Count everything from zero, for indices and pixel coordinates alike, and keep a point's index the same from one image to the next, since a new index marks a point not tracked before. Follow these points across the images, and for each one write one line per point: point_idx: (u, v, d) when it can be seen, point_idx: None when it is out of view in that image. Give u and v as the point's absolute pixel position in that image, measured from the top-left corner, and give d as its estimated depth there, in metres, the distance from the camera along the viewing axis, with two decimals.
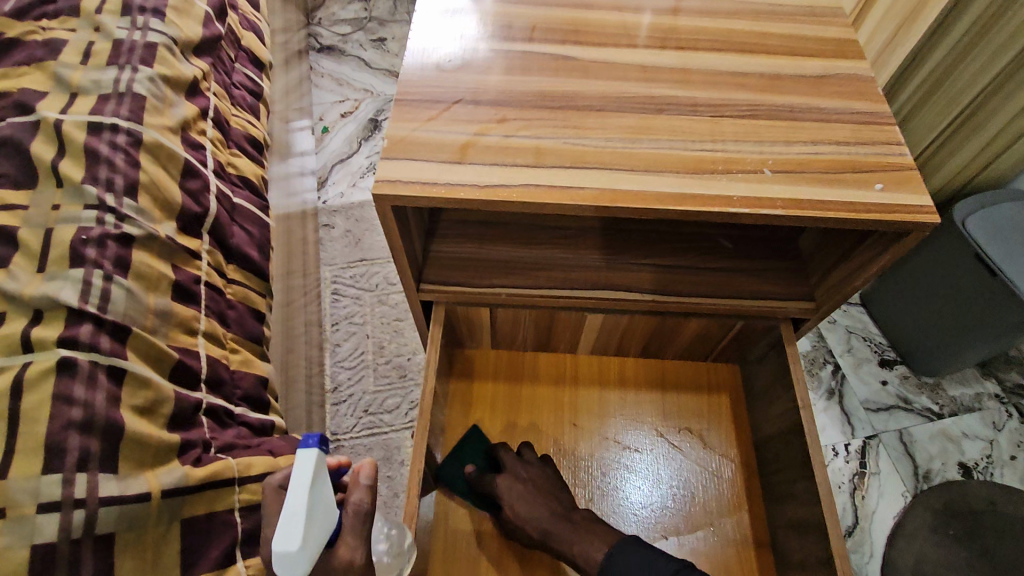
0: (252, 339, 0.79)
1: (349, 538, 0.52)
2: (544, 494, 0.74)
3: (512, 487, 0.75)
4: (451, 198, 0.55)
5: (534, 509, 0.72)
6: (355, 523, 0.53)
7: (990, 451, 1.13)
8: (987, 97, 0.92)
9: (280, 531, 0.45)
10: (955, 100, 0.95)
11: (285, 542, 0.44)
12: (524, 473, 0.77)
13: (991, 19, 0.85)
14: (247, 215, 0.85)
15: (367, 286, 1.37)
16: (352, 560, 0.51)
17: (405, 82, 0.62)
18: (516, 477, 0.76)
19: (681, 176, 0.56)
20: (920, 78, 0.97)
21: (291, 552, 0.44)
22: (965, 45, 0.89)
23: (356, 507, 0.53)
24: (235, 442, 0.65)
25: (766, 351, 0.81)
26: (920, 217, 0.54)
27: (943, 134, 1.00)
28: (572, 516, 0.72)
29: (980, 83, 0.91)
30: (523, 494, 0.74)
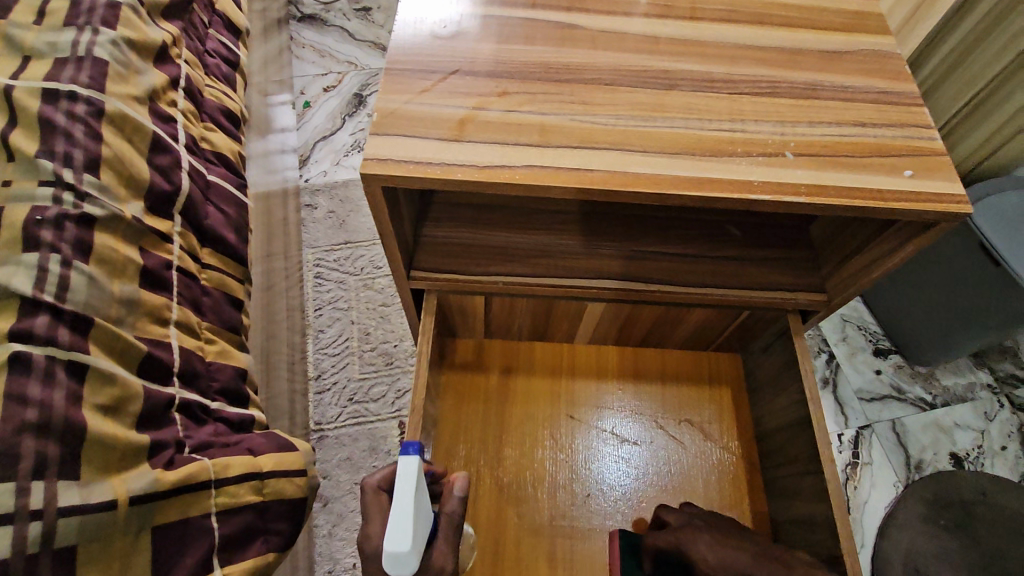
0: (230, 327, 0.74)
1: (442, 543, 0.55)
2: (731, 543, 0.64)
3: (695, 538, 0.65)
4: (448, 179, 0.49)
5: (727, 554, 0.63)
6: (448, 528, 0.56)
7: (982, 442, 1.11)
8: (1003, 80, 0.91)
9: (391, 532, 0.49)
10: (973, 80, 0.95)
11: (395, 543, 0.48)
12: (700, 523, 0.67)
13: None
14: (223, 194, 0.79)
15: (352, 270, 1.32)
16: (443, 566, 0.54)
17: (396, 49, 0.56)
18: (692, 528, 0.67)
19: (697, 159, 0.51)
20: (941, 55, 0.97)
21: (401, 553, 0.48)
22: (987, 23, 0.88)
23: (451, 513, 0.57)
24: (212, 441, 0.60)
25: (772, 342, 0.78)
26: (951, 206, 0.51)
27: (957, 114, 1.00)
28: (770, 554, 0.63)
29: (997, 66, 0.90)
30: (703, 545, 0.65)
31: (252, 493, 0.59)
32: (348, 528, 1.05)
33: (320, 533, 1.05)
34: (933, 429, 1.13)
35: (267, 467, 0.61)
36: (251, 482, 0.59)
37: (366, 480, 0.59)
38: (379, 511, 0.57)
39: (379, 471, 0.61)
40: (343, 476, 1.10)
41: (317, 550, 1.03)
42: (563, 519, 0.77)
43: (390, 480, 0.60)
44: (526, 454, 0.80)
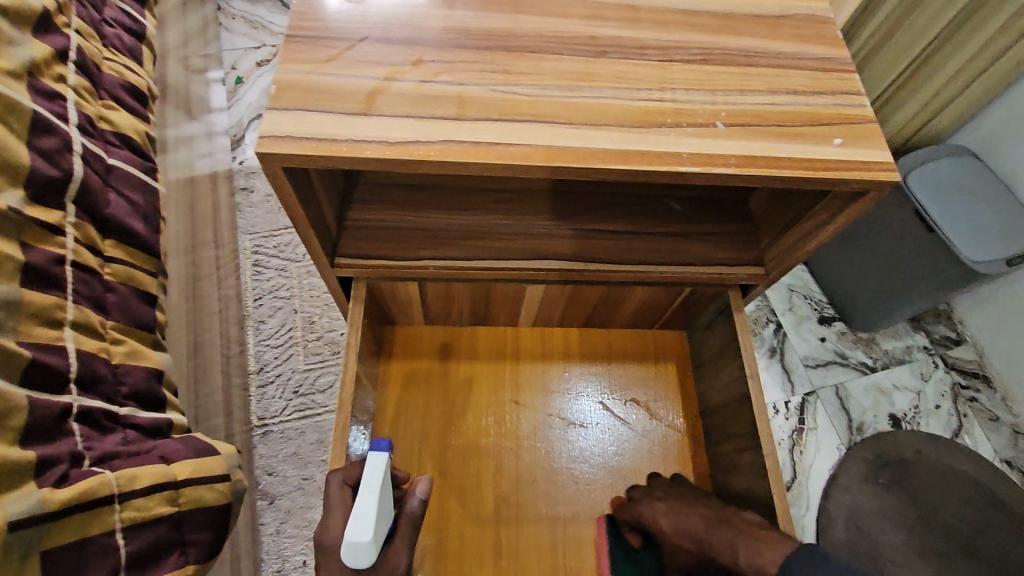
0: (141, 325, 0.68)
1: (399, 542, 0.55)
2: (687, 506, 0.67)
3: (655, 506, 0.68)
4: (357, 157, 0.45)
5: (686, 521, 0.66)
6: (407, 529, 0.56)
7: (919, 402, 1.14)
8: (925, 61, 0.94)
9: (354, 521, 0.50)
10: (896, 61, 0.97)
11: (356, 534, 0.49)
12: (690, 489, 0.71)
13: None
14: (127, 178, 0.72)
15: (293, 256, 1.25)
16: (397, 564, 0.53)
17: (299, 16, 0.51)
18: (652, 499, 0.70)
19: (625, 130, 0.49)
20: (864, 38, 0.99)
21: (361, 543, 0.49)
22: (910, 4, 0.90)
23: (411, 514, 0.56)
24: (117, 451, 0.56)
25: (715, 318, 0.77)
26: (881, 174, 0.50)
27: (884, 95, 1.02)
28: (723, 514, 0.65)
29: (919, 46, 0.93)
30: (669, 509, 0.68)
31: (165, 503, 0.56)
32: (298, 524, 1.02)
33: (268, 531, 1.01)
34: (873, 392, 1.15)
35: (182, 475, 0.57)
36: (165, 493, 0.56)
37: (331, 474, 0.58)
38: (340, 505, 0.56)
39: (346, 466, 0.59)
40: (290, 471, 1.06)
41: (264, 549, 1.00)
42: (513, 507, 0.75)
43: (356, 476, 0.58)
44: (472, 443, 0.78)
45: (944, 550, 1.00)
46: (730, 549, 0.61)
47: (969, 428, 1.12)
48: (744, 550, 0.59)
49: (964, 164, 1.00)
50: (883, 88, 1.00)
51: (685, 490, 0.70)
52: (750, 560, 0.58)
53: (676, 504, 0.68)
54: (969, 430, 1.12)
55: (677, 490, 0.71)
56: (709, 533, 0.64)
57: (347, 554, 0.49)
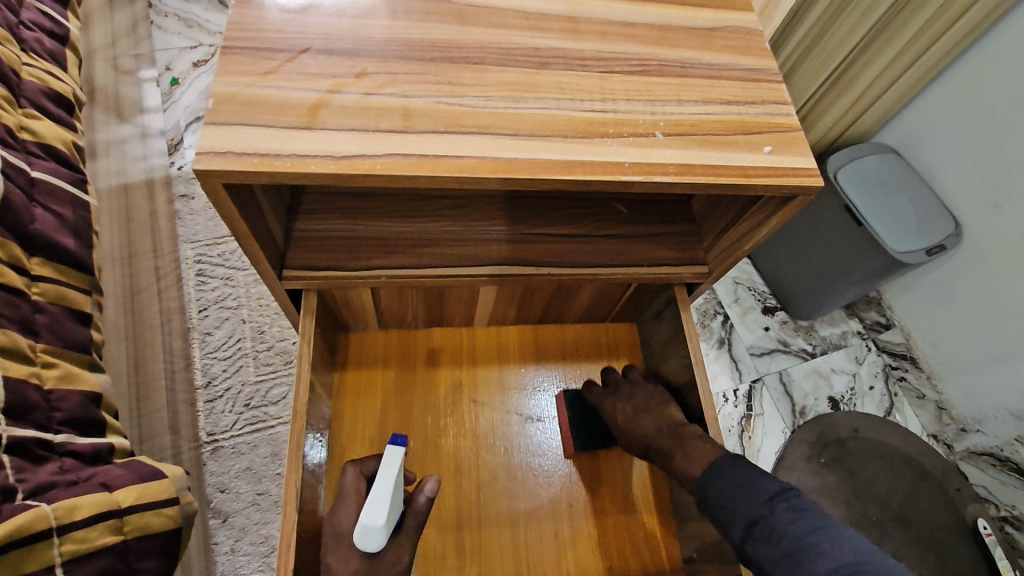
0: (77, 346, 0.64)
1: (404, 535, 0.59)
2: (655, 409, 0.73)
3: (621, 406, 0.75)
4: (300, 172, 0.44)
5: (642, 423, 0.72)
6: (412, 524, 0.60)
7: (854, 383, 1.22)
8: (846, 69, 1.00)
9: (369, 507, 0.56)
10: (819, 71, 1.03)
11: (370, 518, 0.55)
12: (633, 393, 0.76)
13: None
14: (54, 191, 0.68)
15: (239, 265, 1.21)
16: (398, 558, 0.58)
17: (235, 27, 0.50)
18: (621, 398, 0.76)
19: (569, 140, 0.50)
20: (788, 51, 1.04)
21: (372, 526, 0.55)
22: (826, 20, 0.95)
23: (417, 511, 0.60)
24: (54, 481, 0.53)
25: (662, 313, 0.80)
26: (808, 179, 0.53)
27: (809, 101, 1.08)
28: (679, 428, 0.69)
29: (838, 58, 0.98)
30: (637, 408, 0.74)
31: (108, 533, 0.53)
32: (254, 540, 0.99)
33: (222, 550, 0.98)
34: (814, 376, 1.21)
35: (126, 502, 0.55)
36: (108, 522, 0.53)
37: (349, 465, 0.64)
38: (353, 495, 0.62)
39: (362, 460, 0.65)
40: (244, 486, 1.03)
41: (219, 568, 0.97)
42: (473, 506, 0.76)
43: (370, 470, 0.65)
44: (431, 446, 0.78)
45: (877, 520, 1.08)
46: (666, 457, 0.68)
47: (900, 406, 1.22)
48: (679, 461, 0.66)
49: (887, 161, 1.07)
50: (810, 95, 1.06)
51: (657, 391, 0.76)
52: (684, 467, 0.65)
53: (646, 403, 0.74)
54: (900, 409, 1.21)
55: (647, 390, 0.76)
56: (649, 433, 0.71)
57: (359, 535, 0.56)
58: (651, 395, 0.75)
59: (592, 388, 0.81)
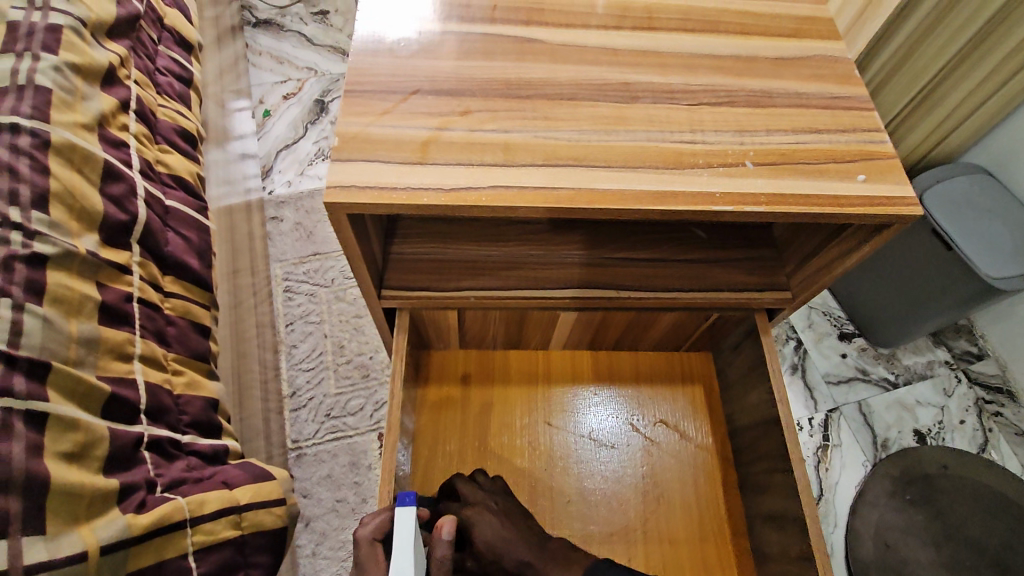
0: (198, 356, 0.71)
1: None
2: (513, 527, 0.70)
3: (481, 516, 0.70)
4: (414, 204, 0.49)
5: (510, 545, 0.68)
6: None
7: (942, 417, 1.15)
8: (938, 84, 0.95)
9: None
10: (903, 93, 1.00)
11: None
12: (493, 505, 0.71)
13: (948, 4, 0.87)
14: (182, 218, 0.77)
15: (322, 283, 1.30)
16: None
17: (355, 72, 0.56)
18: (483, 509, 0.70)
19: (661, 171, 0.52)
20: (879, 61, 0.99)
21: None
22: (914, 40, 0.93)
23: (441, 561, 0.59)
24: (184, 477, 0.59)
25: (741, 339, 0.80)
26: (906, 208, 0.53)
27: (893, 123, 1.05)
28: (547, 544, 0.70)
29: (931, 72, 0.94)
30: (496, 524, 0.69)
31: (230, 527, 0.59)
32: (332, 546, 1.04)
33: (304, 552, 1.03)
34: (896, 407, 1.16)
35: (243, 500, 0.61)
36: (229, 517, 0.59)
37: (360, 530, 0.60)
38: (375, 564, 0.59)
39: (374, 519, 0.61)
40: (325, 493, 1.09)
41: (302, 570, 1.02)
42: (546, 524, 0.78)
43: (384, 528, 0.60)
44: (506, 465, 0.81)
45: (972, 566, 0.98)
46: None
47: (997, 443, 1.12)
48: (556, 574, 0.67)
49: (978, 181, 1.02)
50: (898, 109, 1.02)
51: (506, 504, 0.72)
52: None
53: (492, 523, 0.69)
54: (996, 445, 1.12)
55: (499, 503, 0.72)
56: (522, 551, 0.68)
57: None
58: (510, 513, 0.72)
59: (459, 487, 0.73)
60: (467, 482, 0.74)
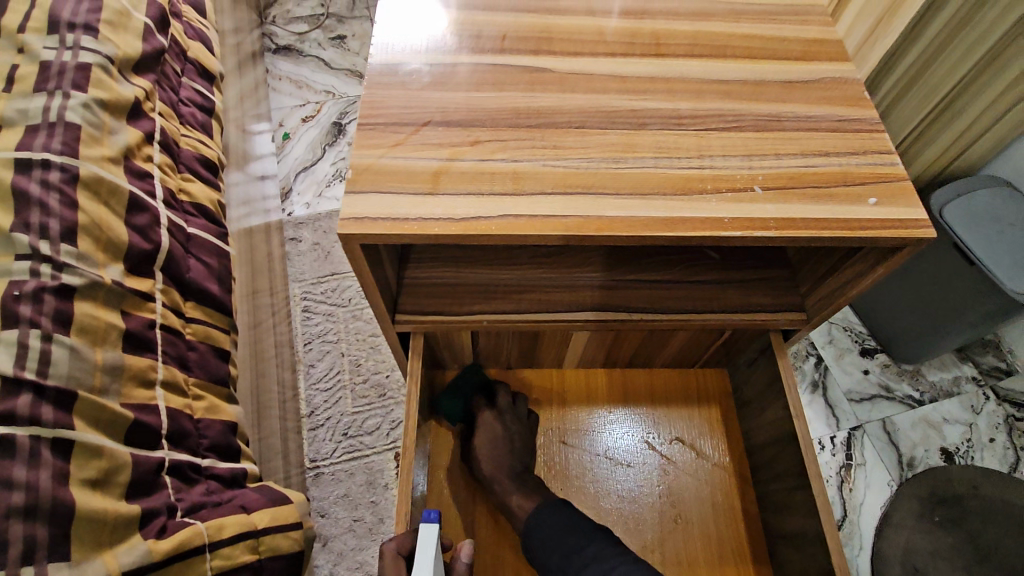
0: (218, 380, 0.73)
1: None
2: (509, 451, 0.76)
3: (490, 428, 0.78)
4: (425, 234, 0.50)
5: (497, 458, 0.76)
6: None
7: (970, 435, 1.11)
8: (948, 105, 0.94)
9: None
10: (917, 109, 0.98)
11: None
12: (508, 420, 0.79)
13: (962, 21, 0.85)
14: (204, 244, 0.79)
15: (339, 302, 1.31)
16: None
17: (368, 104, 0.57)
18: (498, 422, 0.78)
19: (669, 198, 0.53)
20: (888, 83, 0.99)
21: None
22: (928, 57, 0.91)
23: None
24: (203, 502, 0.61)
25: (756, 358, 0.79)
26: (918, 231, 0.52)
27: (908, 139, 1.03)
28: (524, 476, 0.75)
29: (941, 92, 0.93)
30: (505, 441, 0.77)
31: (247, 552, 0.60)
32: (349, 566, 1.04)
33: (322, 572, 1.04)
34: (922, 425, 1.13)
35: (261, 524, 0.62)
36: (247, 541, 0.60)
37: (386, 544, 0.62)
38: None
39: (399, 535, 0.62)
40: (342, 512, 1.09)
41: None
42: None
43: (408, 546, 0.62)
44: None
45: None
46: (507, 492, 0.73)
47: None
48: (517, 499, 0.72)
49: (1001, 195, 1.00)
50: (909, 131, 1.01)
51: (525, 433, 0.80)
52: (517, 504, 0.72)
53: (499, 441, 0.77)
54: None
55: (520, 426, 0.80)
56: (501, 469, 0.75)
57: None
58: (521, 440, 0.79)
59: (500, 394, 0.83)
60: (507, 395, 0.83)
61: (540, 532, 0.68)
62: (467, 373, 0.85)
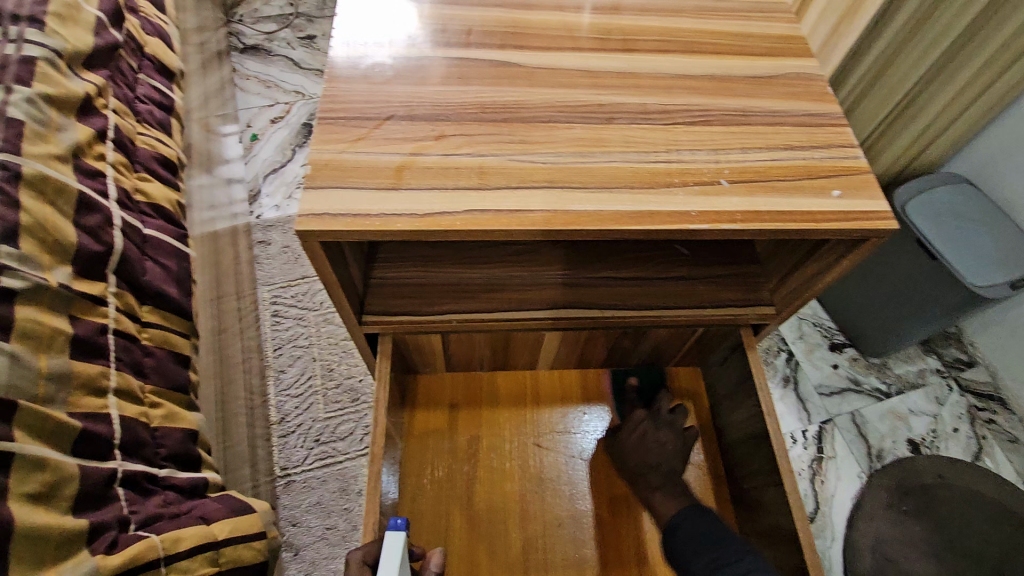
0: (177, 386, 0.70)
1: None
2: (656, 450, 0.76)
3: (639, 427, 0.79)
4: (387, 230, 0.49)
5: (647, 455, 0.76)
6: None
7: (936, 425, 1.14)
8: (908, 104, 0.96)
9: None
10: (879, 107, 1.00)
11: None
12: (660, 420, 0.80)
13: (920, 20, 0.87)
14: (161, 246, 0.77)
15: (310, 305, 1.28)
16: None
17: (329, 99, 0.56)
18: (643, 424, 0.79)
19: (636, 191, 0.52)
20: (846, 89, 1.02)
21: None
22: (889, 55, 0.93)
23: None
24: (159, 514, 0.58)
25: (727, 355, 0.79)
26: (880, 222, 0.53)
27: (870, 137, 1.05)
28: (672, 476, 0.74)
29: (902, 91, 0.95)
30: (656, 439, 0.77)
31: (206, 565, 0.58)
32: None
33: None
34: (890, 417, 1.15)
35: (221, 535, 0.60)
36: (206, 554, 0.58)
37: (351, 553, 0.59)
38: None
39: (365, 544, 0.60)
40: (314, 521, 1.06)
41: None
42: (540, 551, 0.76)
43: (374, 554, 0.59)
44: (498, 491, 0.79)
45: None
46: (653, 486, 0.73)
47: (990, 451, 1.11)
48: (659, 496, 0.72)
49: (960, 192, 1.03)
50: (869, 135, 1.04)
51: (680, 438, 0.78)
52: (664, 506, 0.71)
53: (641, 440, 0.77)
54: (990, 453, 1.11)
55: (672, 431, 0.79)
56: (647, 464, 0.75)
57: None
58: (676, 443, 0.78)
59: (661, 399, 0.82)
60: (668, 401, 0.82)
61: (679, 536, 0.66)
62: (632, 371, 0.88)
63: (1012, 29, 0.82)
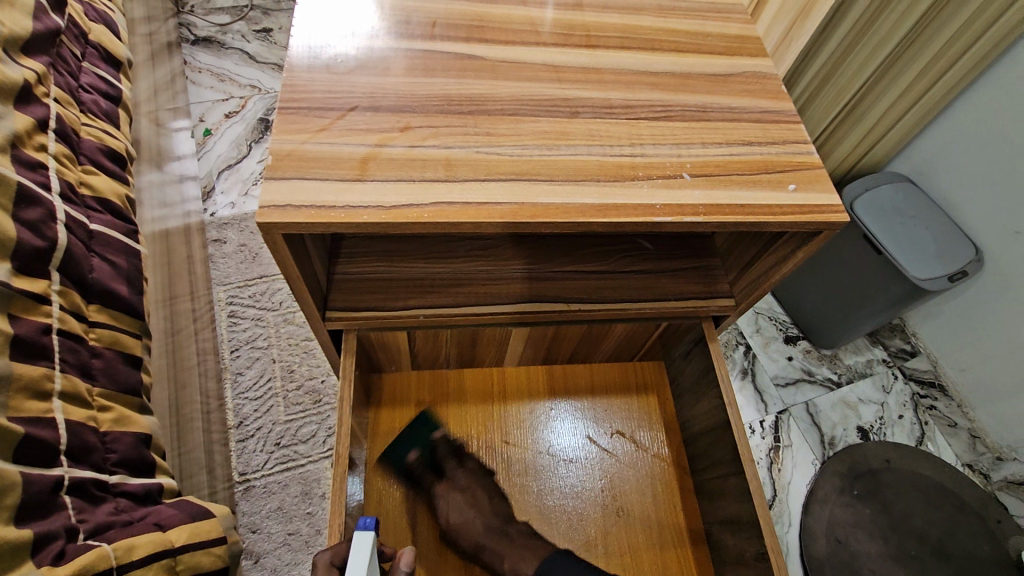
0: (128, 389, 0.67)
1: None
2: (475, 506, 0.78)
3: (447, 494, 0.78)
4: (352, 222, 0.48)
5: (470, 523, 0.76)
6: None
7: (883, 413, 1.20)
8: (856, 104, 1.02)
9: None
10: (829, 108, 1.05)
11: None
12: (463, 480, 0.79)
13: (862, 29, 0.92)
14: (110, 243, 0.73)
15: (269, 305, 1.25)
16: None
17: (289, 88, 0.54)
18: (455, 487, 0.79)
19: (602, 184, 0.53)
20: (794, 95, 1.08)
21: None
22: (837, 59, 0.98)
23: None
24: (111, 521, 0.55)
25: (689, 348, 0.81)
26: (831, 216, 0.55)
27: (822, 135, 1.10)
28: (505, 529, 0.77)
29: (850, 93, 1.01)
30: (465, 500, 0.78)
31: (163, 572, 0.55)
32: None
33: None
34: (841, 406, 1.20)
35: (178, 541, 0.58)
36: (163, 561, 0.55)
37: (320, 554, 0.58)
38: None
39: (333, 545, 0.59)
40: (276, 527, 1.03)
41: None
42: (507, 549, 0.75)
43: (343, 555, 0.58)
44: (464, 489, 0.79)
45: (917, 555, 1.02)
46: (500, 557, 0.75)
47: (932, 436, 1.19)
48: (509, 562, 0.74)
49: (904, 190, 1.08)
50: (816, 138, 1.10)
51: (480, 488, 0.79)
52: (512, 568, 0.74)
53: (462, 504, 0.78)
54: (931, 437, 1.19)
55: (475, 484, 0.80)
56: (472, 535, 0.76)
57: None
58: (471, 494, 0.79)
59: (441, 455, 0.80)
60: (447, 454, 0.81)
61: None
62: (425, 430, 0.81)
63: (940, 45, 0.89)
